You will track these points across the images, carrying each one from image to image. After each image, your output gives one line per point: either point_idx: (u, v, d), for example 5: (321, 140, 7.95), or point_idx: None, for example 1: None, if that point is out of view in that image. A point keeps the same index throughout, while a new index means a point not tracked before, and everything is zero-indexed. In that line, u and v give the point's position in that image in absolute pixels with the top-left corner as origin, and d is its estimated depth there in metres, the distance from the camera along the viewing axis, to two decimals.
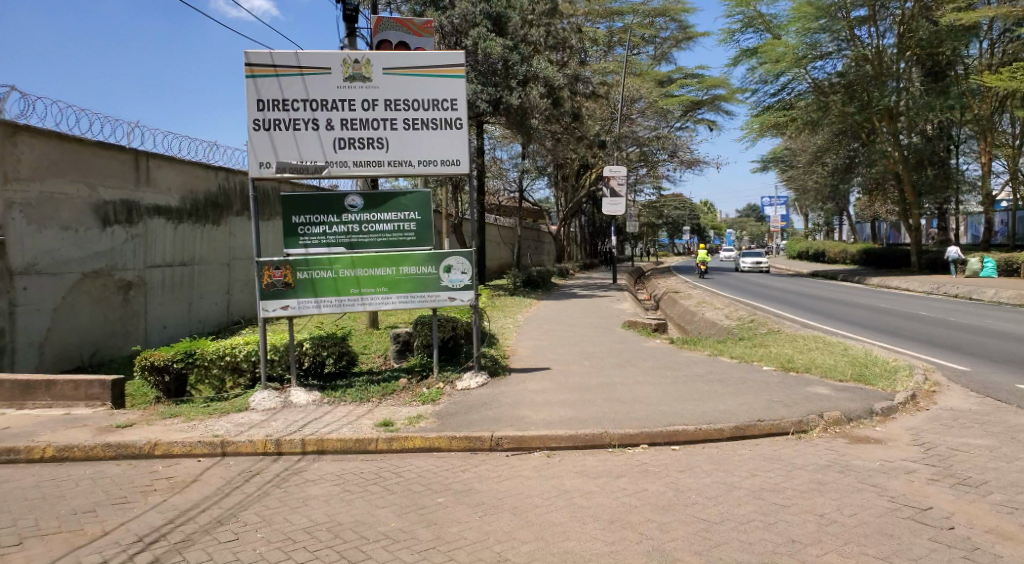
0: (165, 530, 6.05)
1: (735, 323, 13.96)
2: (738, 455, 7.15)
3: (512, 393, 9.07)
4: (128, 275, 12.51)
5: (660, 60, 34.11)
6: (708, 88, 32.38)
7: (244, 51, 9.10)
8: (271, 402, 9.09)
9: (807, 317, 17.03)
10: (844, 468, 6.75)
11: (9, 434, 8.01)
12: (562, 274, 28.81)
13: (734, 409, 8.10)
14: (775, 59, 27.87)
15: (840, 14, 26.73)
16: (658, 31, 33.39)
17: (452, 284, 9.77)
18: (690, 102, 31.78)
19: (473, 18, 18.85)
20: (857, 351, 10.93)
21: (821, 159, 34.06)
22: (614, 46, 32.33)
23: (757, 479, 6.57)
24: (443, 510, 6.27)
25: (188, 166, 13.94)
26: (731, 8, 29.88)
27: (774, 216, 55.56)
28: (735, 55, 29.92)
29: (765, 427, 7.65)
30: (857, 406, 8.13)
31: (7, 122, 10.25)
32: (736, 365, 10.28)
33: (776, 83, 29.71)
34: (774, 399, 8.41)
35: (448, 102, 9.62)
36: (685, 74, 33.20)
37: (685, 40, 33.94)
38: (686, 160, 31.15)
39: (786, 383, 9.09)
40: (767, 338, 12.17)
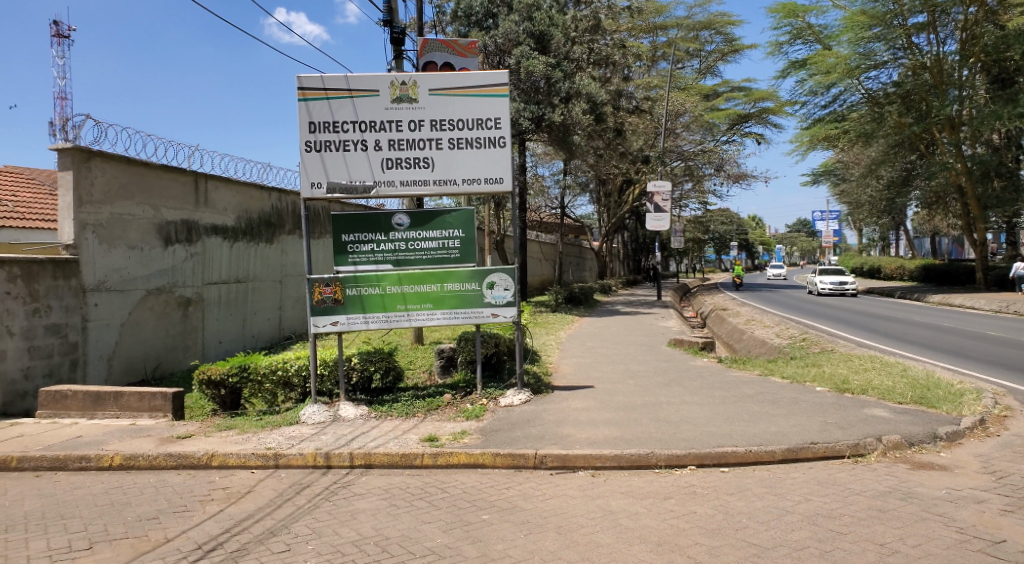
0: (222, 539, 6.34)
1: (787, 342, 13.91)
2: (791, 479, 7.20)
3: (556, 412, 9.22)
4: (188, 292, 12.99)
5: (706, 74, 34.03)
6: (755, 101, 32.17)
7: (297, 76, 9.50)
8: (321, 416, 9.39)
9: (864, 337, 16.84)
10: (907, 495, 6.76)
11: (80, 443, 8.45)
12: (605, 290, 28.88)
13: (786, 430, 8.15)
14: (827, 70, 27.62)
15: (896, 22, 26.38)
16: (703, 45, 33.38)
17: (495, 300, 9.94)
18: (737, 116, 31.60)
19: (517, 37, 19.16)
20: (917, 372, 10.80)
21: (877, 173, 33.51)
22: (658, 61, 32.36)
23: (812, 504, 6.63)
24: (489, 527, 6.46)
25: (244, 187, 14.46)
26: (779, 20, 29.71)
27: (827, 231, 54.79)
28: (784, 66, 29.70)
29: (818, 450, 7.68)
30: (920, 431, 8.09)
31: (82, 148, 10.80)
32: (789, 386, 10.27)
33: (827, 95, 29.42)
34: (830, 421, 8.42)
35: (492, 121, 9.81)
36: (731, 87, 33.08)
37: (731, 53, 33.73)
38: (733, 174, 31.00)
39: (842, 405, 9.08)
40: (820, 358, 12.10)
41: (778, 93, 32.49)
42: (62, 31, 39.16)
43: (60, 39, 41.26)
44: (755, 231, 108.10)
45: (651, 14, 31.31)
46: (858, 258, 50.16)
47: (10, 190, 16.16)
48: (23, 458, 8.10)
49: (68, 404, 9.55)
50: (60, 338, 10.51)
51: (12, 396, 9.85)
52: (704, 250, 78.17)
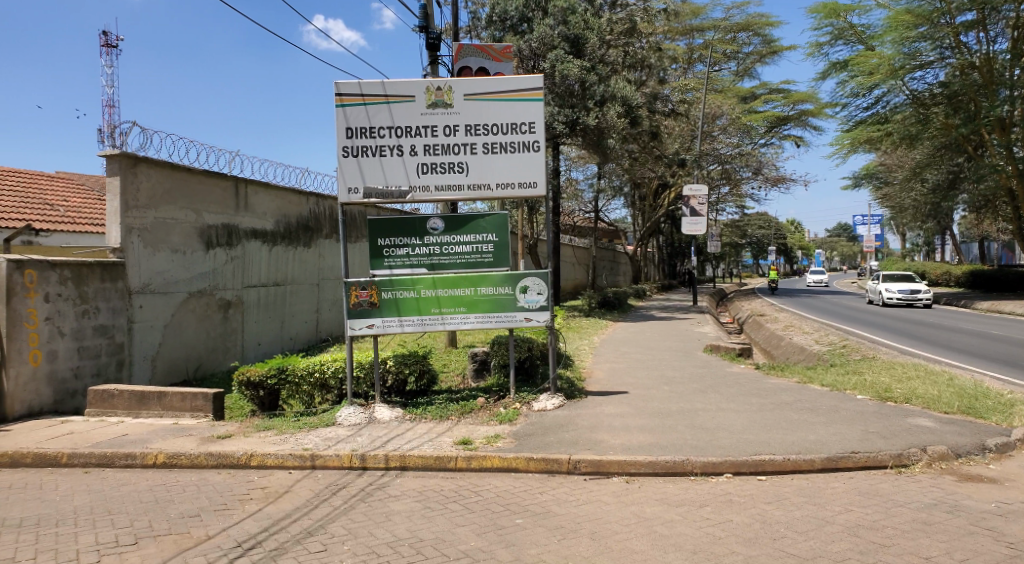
0: (261, 538, 6.49)
1: (826, 348, 13.78)
2: (831, 489, 7.17)
3: (590, 417, 9.26)
4: (228, 295, 13.25)
5: (743, 76, 33.76)
6: (794, 103, 31.86)
7: (335, 82, 9.66)
8: (357, 418, 9.53)
9: (907, 344, 16.58)
10: (953, 508, 6.69)
11: (125, 441, 8.68)
12: (640, 295, 28.82)
13: (826, 439, 8.11)
14: (870, 71, 27.23)
15: (943, 20, 25.89)
16: (740, 47, 33.12)
17: (528, 304, 9.97)
18: (775, 118, 31.32)
19: (552, 41, 19.20)
20: (964, 381, 10.63)
21: (922, 177, 32.72)
22: (695, 63, 32.21)
23: (852, 514, 6.60)
24: (522, 532, 6.52)
25: (283, 191, 14.71)
26: (819, 21, 29.41)
27: (869, 235, 54.02)
28: (825, 67, 29.38)
29: (859, 460, 7.64)
30: (967, 441, 7.99)
31: (129, 154, 11.08)
32: (829, 394, 10.20)
33: (869, 97, 28.98)
34: (871, 430, 8.36)
35: (526, 125, 9.86)
36: (769, 89, 32.80)
37: (769, 55, 33.41)
38: (771, 177, 30.73)
39: (885, 414, 8.99)
40: (861, 365, 11.98)
41: (818, 94, 32.16)
42: (113, 40, 40.42)
43: (110, 49, 42.54)
44: (793, 234, 106.70)
45: (687, 17, 31.26)
46: (900, 263, 49.26)
47: (60, 194, 16.62)
48: (73, 455, 8.35)
49: (114, 403, 9.80)
50: (107, 339, 10.80)
51: (62, 395, 10.12)
52: (741, 254, 77.40)
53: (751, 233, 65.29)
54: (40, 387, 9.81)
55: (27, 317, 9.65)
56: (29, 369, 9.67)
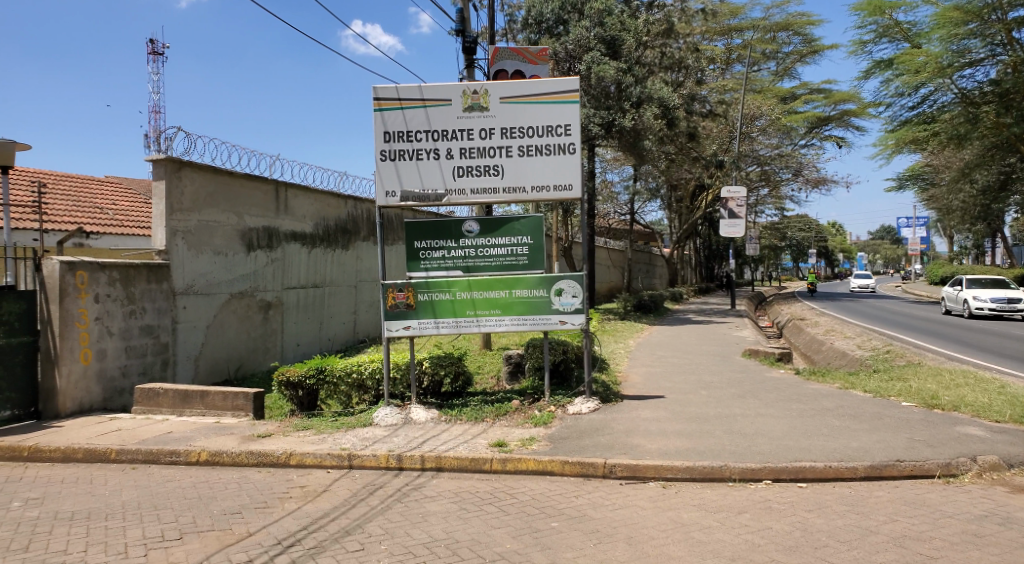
0: (300, 536, 6.59)
1: (869, 354, 13.59)
2: (874, 498, 7.09)
3: (626, 421, 9.26)
4: (268, 296, 13.48)
5: (783, 76, 33.39)
6: (835, 103, 31.42)
7: (373, 87, 9.80)
8: (393, 418, 9.64)
9: (956, 350, 16.24)
10: (1005, 520, 6.58)
11: (170, 438, 8.87)
12: (677, 298, 28.64)
13: (870, 446, 8.01)
14: (916, 69, 26.77)
15: (993, 16, 25.34)
16: (780, 46, 32.77)
17: (563, 307, 9.92)
18: (815, 119, 30.99)
19: (588, 43, 19.22)
20: (1015, 389, 10.42)
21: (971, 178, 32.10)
22: (733, 63, 31.92)
23: (897, 525, 6.52)
24: (558, 535, 6.54)
25: (322, 194, 14.92)
26: (863, 18, 29.02)
27: (914, 237, 53.07)
28: (868, 66, 28.94)
29: (905, 468, 7.53)
30: (1018, 451, 7.84)
31: (174, 159, 11.31)
32: (873, 400, 10.07)
33: (915, 96, 28.49)
34: (917, 439, 8.24)
35: (563, 127, 9.85)
36: (809, 89, 32.37)
37: (810, 54, 32.96)
38: (812, 179, 30.30)
39: (932, 422, 8.86)
40: (906, 371, 11.81)
41: (861, 94, 31.68)
42: (158, 50, 41.69)
43: (156, 56, 43.65)
44: (834, 236, 104.94)
45: (725, 17, 31.02)
46: (947, 266, 48.31)
47: (109, 199, 17.00)
48: (121, 451, 8.55)
49: (160, 401, 10.02)
50: (152, 339, 11.05)
51: (111, 393, 10.39)
52: (780, 257, 76.32)
53: (791, 236, 64.44)
54: (90, 385, 10.07)
55: (78, 316, 9.91)
56: (80, 367, 9.92)
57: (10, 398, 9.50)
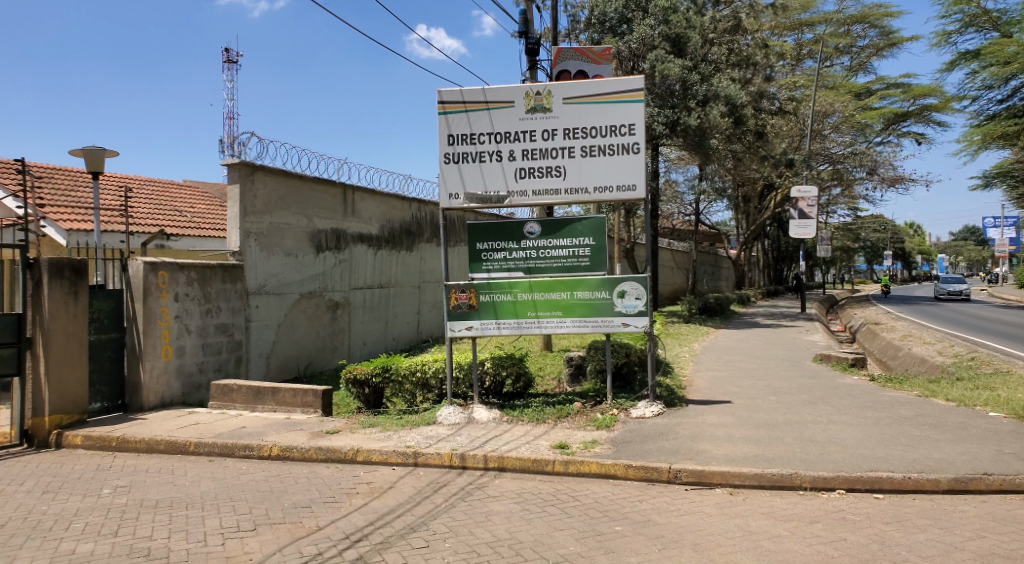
0: (367, 531, 6.70)
1: (952, 360, 13.12)
2: (958, 513, 6.87)
3: (691, 426, 9.15)
4: (336, 296, 13.78)
5: (858, 71, 32.45)
6: (915, 98, 30.35)
7: (437, 90, 9.95)
8: (456, 418, 9.73)
9: None
10: None
11: (243, 433, 9.14)
12: (743, 301, 28.17)
13: (953, 458, 7.77)
14: (1005, 61, 25.68)
15: None
16: (855, 40, 31.85)
17: (626, 309, 9.80)
18: (892, 114, 30.07)
19: (652, 41, 19.06)
20: None
21: None
22: (804, 59, 31.24)
23: (984, 541, 6.31)
24: (621, 540, 6.52)
25: (387, 197, 15.16)
26: (948, 8, 28.09)
27: (1002, 237, 50.96)
28: (952, 58, 27.84)
29: (991, 482, 7.29)
30: None
31: (247, 163, 11.64)
32: (956, 409, 9.75)
33: (1005, 89, 27.32)
34: (1005, 451, 7.95)
35: (626, 127, 9.74)
36: (886, 84, 31.32)
37: (887, 47, 31.79)
38: (890, 178, 28.62)
39: (1020, 434, 8.52)
40: (992, 380, 11.37)
41: (943, 88, 30.54)
42: (232, 55, 43.46)
43: (230, 65, 45.02)
44: (909, 236, 101.20)
45: (796, 11, 30.31)
46: None
47: (188, 202, 17.58)
48: (199, 444, 8.85)
49: (234, 397, 10.34)
50: (227, 336, 11.39)
51: (189, 388, 10.77)
52: (854, 258, 73.96)
53: (866, 236, 62.63)
54: (170, 380, 10.45)
55: (160, 315, 10.30)
56: (161, 362, 10.31)
57: (100, 391, 9.98)
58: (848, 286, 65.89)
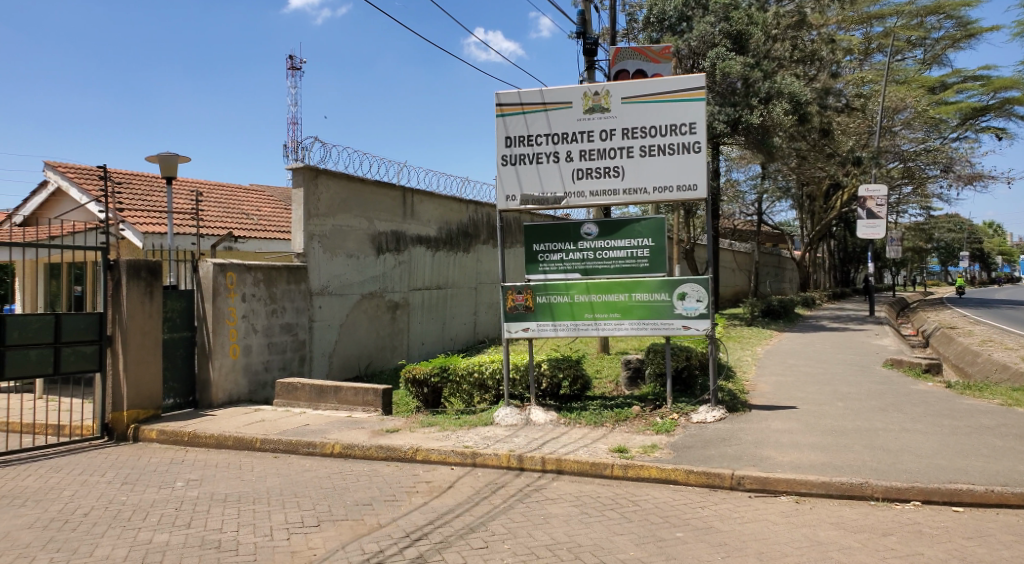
0: (427, 530, 6.71)
1: None
2: None
3: (755, 432, 8.95)
4: (396, 296, 13.93)
5: (932, 64, 31.40)
6: (995, 91, 29.35)
7: (495, 93, 9.99)
8: (514, 419, 9.72)
9: None
10: None
11: (306, 430, 9.28)
12: (808, 304, 27.52)
13: None
14: None
15: None
16: (928, 32, 30.84)
17: (687, 312, 9.61)
18: (970, 109, 29.08)
19: (712, 39, 18.78)
20: None
21: None
22: (873, 53, 30.07)
23: None
24: (683, 546, 6.40)
25: (445, 199, 15.25)
26: None
27: None
28: None
29: None
30: None
31: (311, 167, 11.82)
32: None
33: None
34: None
35: (687, 126, 9.55)
36: (963, 77, 30.31)
37: (964, 39, 30.72)
38: (966, 176, 28.00)
39: None
40: None
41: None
42: (296, 63, 44.84)
43: (294, 71, 46.01)
44: (987, 236, 97.49)
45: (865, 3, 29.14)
46: None
47: (255, 205, 17.98)
48: (265, 440, 9.01)
49: (297, 395, 10.51)
50: (291, 336, 11.60)
51: (255, 386, 11.00)
52: (925, 260, 71.55)
53: (939, 236, 60.70)
54: (238, 378, 10.69)
55: (228, 315, 10.54)
56: (229, 361, 10.56)
57: (173, 387, 10.30)
58: (918, 288, 63.91)
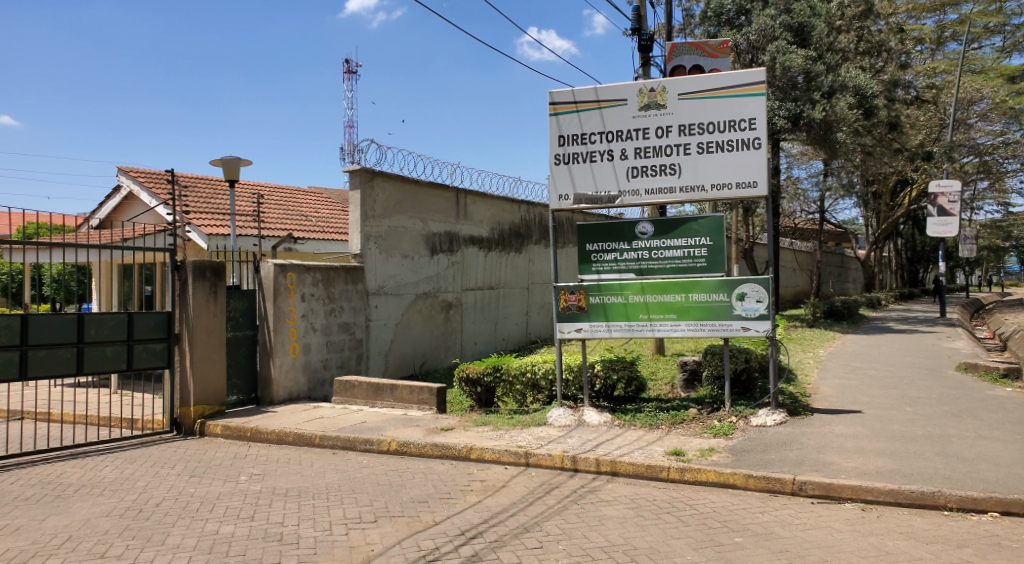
0: (482, 528, 6.64)
1: None
2: None
3: (818, 436, 8.67)
4: (450, 297, 13.93)
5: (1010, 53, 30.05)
6: None
7: (549, 92, 9.90)
8: (567, 419, 9.60)
9: None
10: None
11: (363, 427, 9.31)
12: (873, 305, 26.74)
13: None
14: None
15: None
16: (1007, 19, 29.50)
17: (746, 313, 9.35)
18: None
19: (772, 32, 18.35)
20: None
21: None
22: (945, 42, 29.05)
23: None
24: (743, 551, 6.21)
25: (498, 199, 15.20)
26: None
27: None
28: None
29: None
30: None
31: (368, 168, 11.87)
32: None
33: None
34: None
35: (747, 122, 9.29)
36: None
37: None
38: None
39: None
40: None
41: None
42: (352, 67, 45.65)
43: (349, 74, 46.86)
44: None
45: None
46: None
47: (314, 207, 18.22)
48: (324, 436, 9.07)
49: (354, 393, 10.58)
50: (349, 335, 11.68)
51: (314, 383, 11.09)
52: (998, 260, 68.80)
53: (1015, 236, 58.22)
54: (297, 376, 10.80)
55: (288, 314, 10.66)
56: (289, 359, 10.68)
57: (236, 384, 10.43)
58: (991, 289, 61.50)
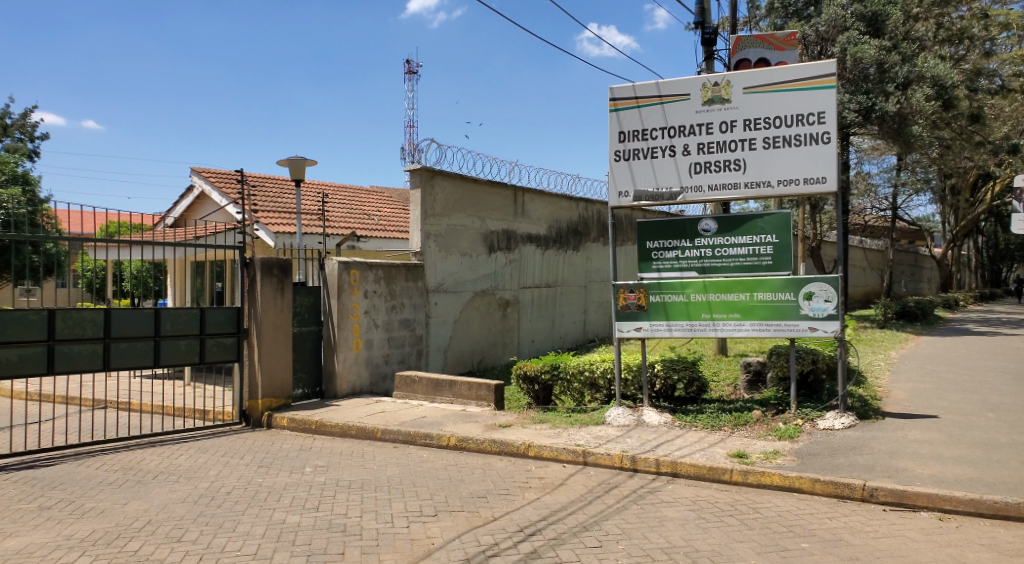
0: (541, 526, 6.55)
1: None
2: None
3: (890, 441, 8.33)
4: (507, 294, 13.88)
5: None
6: None
7: (609, 88, 9.74)
8: (626, 419, 9.43)
9: None
10: None
11: (422, 422, 9.32)
12: (948, 306, 25.74)
13: None
14: None
15: None
16: None
17: (814, 313, 9.04)
18: None
19: (844, 22, 17.67)
20: None
21: None
22: None
23: None
24: (810, 557, 5.98)
25: (556, 197, 15.07)
26: None
27: None
28: None
29: None
30: None
31: (428, 167, 11.89)
32: None
33: None
34: None
35: (816, 115, 8.97)
36: None
37: None
38: None
39: None
40: None
41: None
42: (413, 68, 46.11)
43: (411, 75, 47.38)
44: None
45: None
46: None
47: (377, 206, 18.39)
48: (385, 430, 9.10)
49: (414, 388, 10.61)
50: (409, 331, 11.73)
51: (376, 378, 11.16)
52: None
53: None
54: (360, 370, 10.89)
55: (351, 310, 10.75)
56: (352, 354, 10.77)
57: (301, 378, 10.56)
58: None
